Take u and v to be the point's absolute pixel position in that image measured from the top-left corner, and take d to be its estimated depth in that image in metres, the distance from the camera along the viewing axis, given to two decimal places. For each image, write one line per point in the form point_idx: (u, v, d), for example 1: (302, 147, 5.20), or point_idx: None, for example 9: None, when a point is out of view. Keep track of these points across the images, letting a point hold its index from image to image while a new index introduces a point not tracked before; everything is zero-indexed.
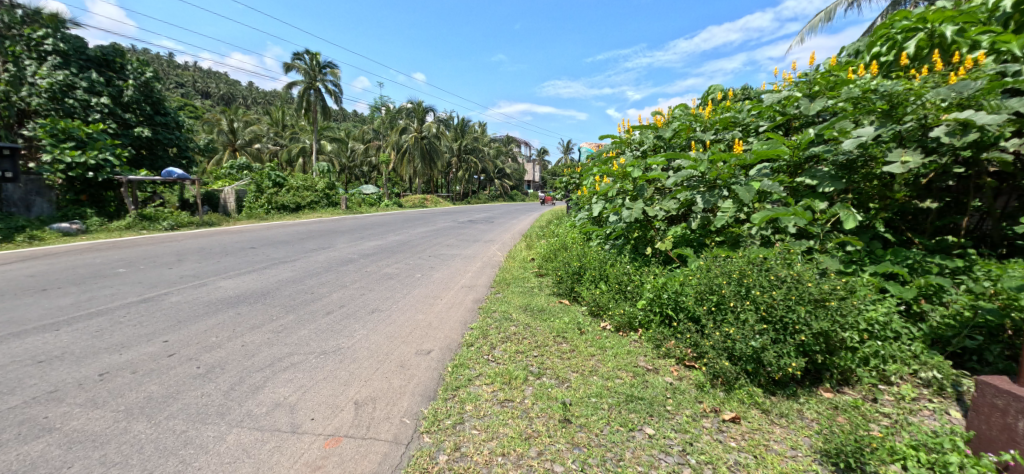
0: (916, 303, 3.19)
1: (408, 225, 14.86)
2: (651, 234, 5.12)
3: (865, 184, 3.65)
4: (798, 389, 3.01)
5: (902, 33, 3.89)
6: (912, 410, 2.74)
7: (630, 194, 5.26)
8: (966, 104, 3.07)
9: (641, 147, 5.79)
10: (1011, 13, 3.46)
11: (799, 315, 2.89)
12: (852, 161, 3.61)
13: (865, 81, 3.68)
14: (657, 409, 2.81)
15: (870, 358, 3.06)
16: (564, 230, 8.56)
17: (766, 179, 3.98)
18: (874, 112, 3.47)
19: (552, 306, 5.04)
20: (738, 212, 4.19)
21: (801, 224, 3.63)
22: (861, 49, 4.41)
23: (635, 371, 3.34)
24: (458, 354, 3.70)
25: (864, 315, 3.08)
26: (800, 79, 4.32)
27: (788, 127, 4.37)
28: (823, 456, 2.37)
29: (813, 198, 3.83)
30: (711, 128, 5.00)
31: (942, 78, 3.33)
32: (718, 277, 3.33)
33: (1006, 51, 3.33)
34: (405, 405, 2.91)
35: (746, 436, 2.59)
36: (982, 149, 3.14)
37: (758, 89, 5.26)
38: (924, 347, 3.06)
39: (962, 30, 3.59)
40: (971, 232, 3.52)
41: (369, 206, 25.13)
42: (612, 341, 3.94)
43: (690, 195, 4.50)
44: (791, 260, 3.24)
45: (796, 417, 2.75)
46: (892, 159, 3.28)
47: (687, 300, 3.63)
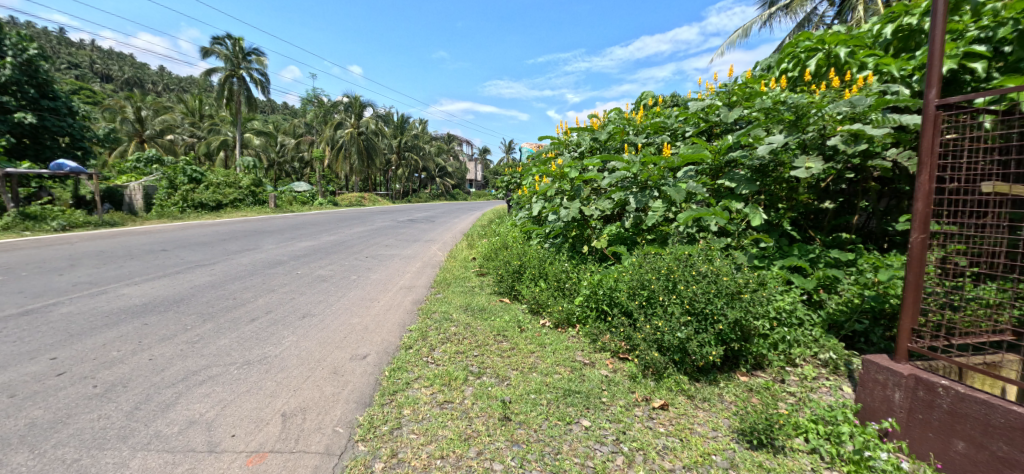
0: (816, 293, 3.60)
1: (344, 225, 14.17)
2: (588, 233, 5.34)
3: (775, 186, 4.02)
4: (718, 375, 3.26)
5: (805, 52, 4.34)
6: (813, 387, 3.06)
7: (567, 193, 5.42)
8: (857, 118, 3.46)
9: (578, 149, 6.00)
10: (890, 40, 3.96)
11: (717, 306, 3.12)
12: (765, 165, 3.95)
13: (774, 93, 4.05)
14: (594, 401, 2.92)
15: (778, 343, 3.39)
16: (506, 229, 8.59)
17: (691, 181, 4.29)
18: (783, 121, 3.81)
19: (492, 306, 5.06)
20: (667, 212, 4.51)
21: (721, 223, 3.96)
22: (772, 65, 4.86)
23: (572, 366, 3.44)
24: (395, 357, 3.60)
25: (773, 305, 3.41)
26: (721, 90, 4.69)
27: (710, 133, 4.75)
28: (739, 435, 2.56)
29: (731, 199, 4.15)
30: (643, 132, 5.29)
31: (837, 94, 3.74)
32: (648, 273, 3.51)
33: (886, 72, 3.80)
34: (338, 413, 2.79)
35: (673, 421, 2.75)
36: (869, 158, 3.58)
37: (686, 97, 5.65)
38: (823, 331, 3.44)
39: (853, 52, 4.07)
40: (861, 230, 4.03)
41: (301, 204, 23.82)
42: (551, 338, 4.03)
43: (623, 196, 4.71)
44: (711, 256, 3.50)
45: (717, 401, 2.97)
46: (798, 164, 3.64)
47: (620, 295, 3.79)
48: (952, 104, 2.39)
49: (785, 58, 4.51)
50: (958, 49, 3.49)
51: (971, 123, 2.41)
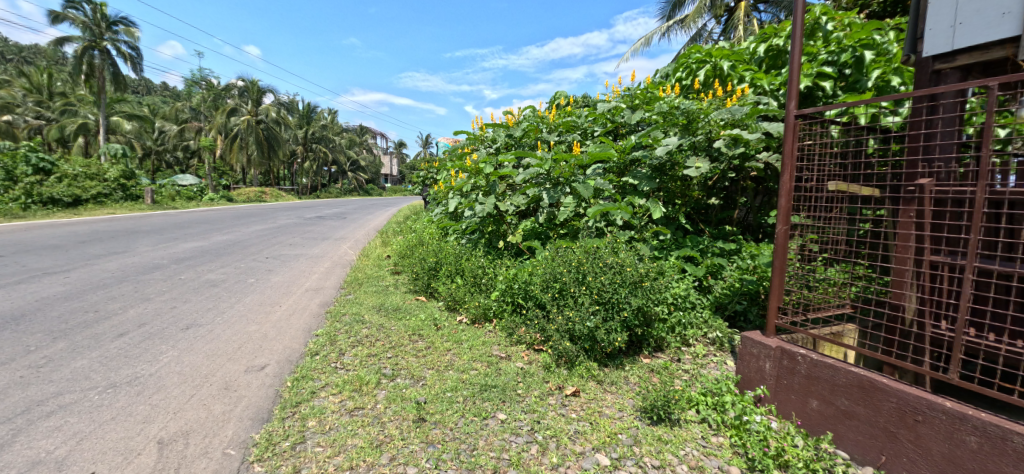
0: (705, 279, 4.00)
1: (239, 223, 12.83)
2: (503, 228, 5.41)
3: (672, 184, 4.40)
4: (624, 359, 3.49)
5: (696, 63, 4.81)
6: (703, 364, 3.41)
7: (482, 189, 5.43)
8: (737, 123, 3.89)
9: (493, 145, 6.04)
10: (763, 57, 4.51)
11: (622, 295, 3.34)
12: (663, 164, 4.29)
13: (670, 99, 4.41)
14: (509, 394, 2.97)
15: (675, 326, 3.71)
16: (422, 226, 8.40)
17: (599, 178, 4.54)
18: (677, 125, 4.18)
19: (407, 305, 4.92)
20: (577, 207, 4.70)
21: (625, 217, 4.23)
22: (669, 73, 5.30)
23: (489, 361, 3.47)
24: (299, 365, 3.35)
25: (671, 291, 3.74)
26: (626, 93, 5.01)
27: (616, 133, 5.06)
28: (641, 413, 2.77)
29: (634, 196, 4.46)
30: (555, 130, 5.47)
31: (721, 103, 4.19)
32: (560, 266, 3.65)
33: (760, 86, 4.32)
34: (230, 433, 2.53)
35: (584, 406, 2.89)
36: (747, 160, 4.03)
37: (595, 98, 5.96)
38: (711, 313, 3.85)
39: (733, 66, 4.59)
40: (741, 223, 4.59)
41: (187, 199, 21.15)
42: (467, 334, 4.02)
43: (537, 192, 4.84)
44: (617, 249, 3.72)
45: (623, 383, 3.18)
46: (689, 164, 4.01)
47: (534, 289, 3.89)
48: (806, 115, 2.80)
49: (679, 67, 4.96)
50: (813, 69, 4.10)
51: (819, 131, 2.85)
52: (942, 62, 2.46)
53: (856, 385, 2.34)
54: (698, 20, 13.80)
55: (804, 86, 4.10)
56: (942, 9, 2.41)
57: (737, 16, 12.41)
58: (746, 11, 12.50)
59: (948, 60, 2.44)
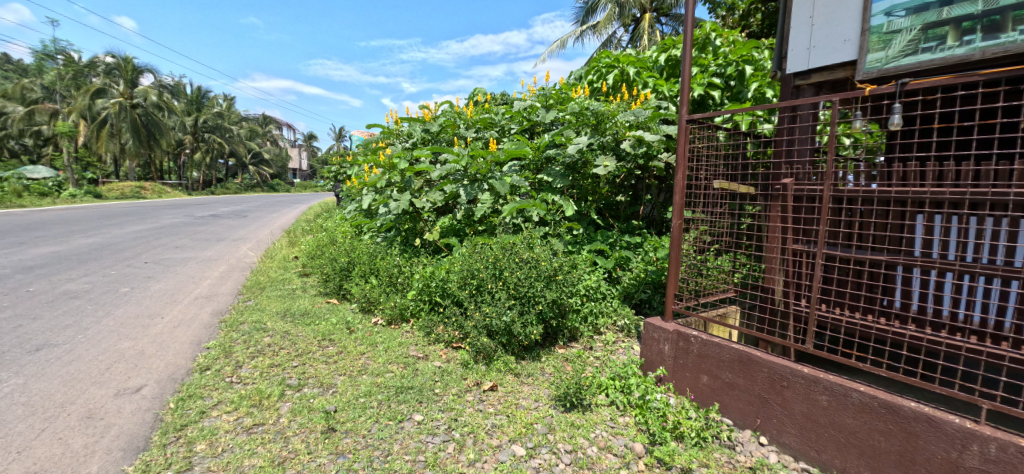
0: (614, 271, 4.27)
1: (110, 224, 11.12)
2: (420, 225, 5.30)
3: (584, 181, 4.61)
4: (540, 351, 3.61)
5: (606, 68, 5.09)
6: (612, 350, 3.63)
7: (397, 185, 5.24)
8: (640, 125, 4.19)
9: (409, 139, 5.87)
10: (663, 66, 4.91)
11: (537, 289, 3.43)
12: (575, 162, 4.49)
13: (581, 100, 4.62)
14: (426, 394, 2.92)
15: (587, 316, 3.91)
16: (334, 224, 7.93)
17: (515, 175, 4.62)
18: (588, 125, 4.36)
19: (317, 308, 4.63)
20: (494, 204, 4.74)
21: (540, 213, 4.36)
22: (581, 75, 5.55)
23: (405, 362, 3.38)
24: (186, 383, 3.00)
25: (583, 283, 3.93)
26: (541, 93, 5.16)
27: (533, 132, 5.20)
28: (556, 401, 2.88)
29: (549, 192, 4.61)
30: (472, 126, 5.46)
31: (627, 105, 4.47)
32: (477, 263, 3.66)
33: (661, 92, 4.69)
34: (95, 469, 2.19)
35: (501, 400, 2.94)
36: (650, 160, 4.36)
37: (512, 97, 6.06)
38: (619, 301, 4.12)
39: (638, 72, 4.93)
40: (646, 217, 4.96)
41: (39, 196, 17.86)
42: (383, 336, 3.88)
43: (455, 188, 4.80)
44: (532, 244, 3.82)
45: (538, 374, 3.29)
46: (599, 162, 4.24)
47: (452, 286, 3.87)
48: (695, 119, 3.10)
49: (591, 70, 5.22)
50: (704, 79, 4.54)
51: (707, 135, 3.17)
52: (800, 79, 2.84)
53: (736, 360, 2.65)
54: (608, 27, 14.58)
55: (697, 94, 4.53)
56: (800, 33, 2.80)
57: (642, 26, 13.31)
58: (650, 22, 13.46)
59: (805, 77, 2.84)
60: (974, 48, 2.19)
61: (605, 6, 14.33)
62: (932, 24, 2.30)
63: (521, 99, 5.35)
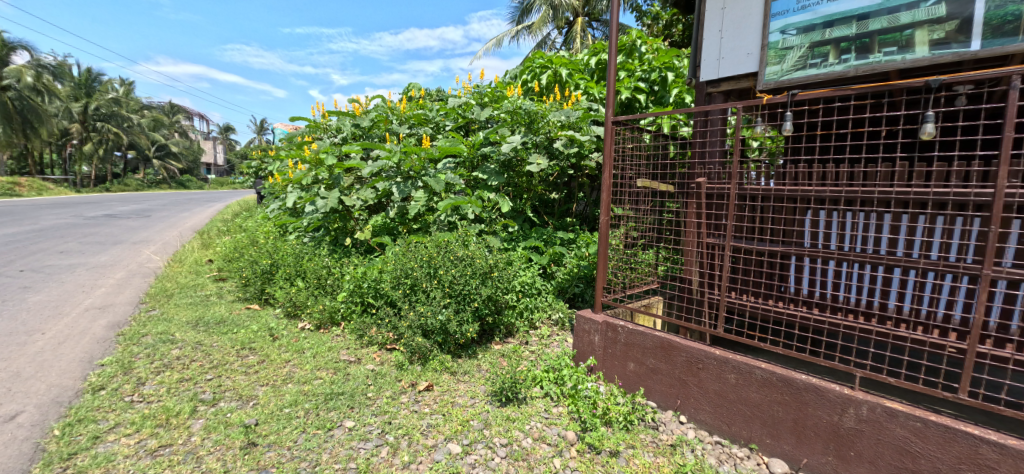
0: (549, 266, 4.39)
1: None
2: (351, 224, 5.10)
3: (518, 179, 4.68)
4: (477, 348, 3.62)
5: (539, 68, 5.20)
6: (547, 343, 3.74)
7: (324, 182, 4.99)
8: (572, 126, 4.33)
9: (338, 134, 5.62)
10: (594, 69, 5.11)
11: (473, 287, 3.44)
12: (509, 160, 4.54)
13: (515, 99, 4.68)
14: (358, 399, 2.83)
15: (523, 312, 3.99)
16: (254, 224, 7.38)
17: (449, 172, 4.59)
18: (522, 123, 4.43)
19: (236, 315, 4.30)
20: (429, 201, 4.67)
21: (475, 211, 4.37)
22: (516, 75, 5.62)
23: (335, 367, 3.25)
24: (75, 406, 2.66)
25: (518, 280, 3.99)
26: (475, 91, 5.17)
27: (467, 129, 5.19)
28: (492, 397, 2.92)
29: (483, 190, 4.62)
30: (405, 122, 5.33)
31: (559, 105, 4.59)
32: (411, 262, 3.59)
33: (591, 94, 4.88)
34: None
35: (437, 399, 2.92)
36: (582, 159, 4.53)
37: (447, 93, 6.00)
38: (554, 296, 4.24)
39: (570, 74, 5.09)
40: (579, 214, 5.14)
41: None
42: (311, 341, 3.69)
43: (387, 186, 4.67)
44: (467, 242, 3.82)
45: (475, 371, 3.30)
46: (532, 161, 4.32)
47: (385, 287, 3.77)
48: (621, 121, 3.28)
49: (525, 70, 5.31)
50: (630, 83, 4.79)
51: (631, 136, 3.36)
52: (711, 86, 3.09)
53: (658, 346, 2.84)
54: (542, 29, 14.86)
55: (624, 97, 4.77)
56: (711, 44, 3.05)
57: (575, 30, 13.73)
58: (581, 26, 13.90)
59: (716, 85, 3.10)
60: (850, 65, 2.50)
61: (540, 7, 14.61)
62: (817, 43, 2.60)
63: (456, 96, 5.32)
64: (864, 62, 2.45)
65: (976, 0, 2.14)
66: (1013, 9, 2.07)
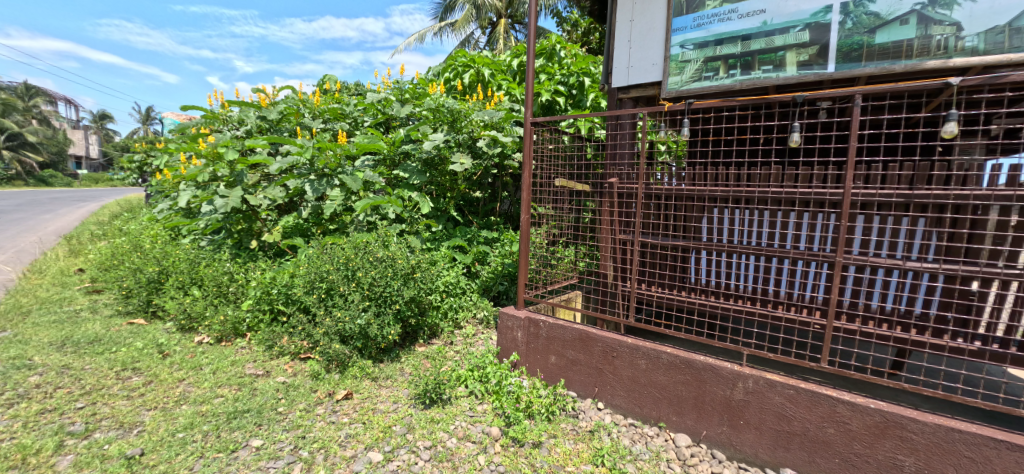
0: (473, 266, 4.40)
1: None
2: (257, 226, 4.70)
3: (441, 178, 4.62)
4: (399, 351, 3.53)
5: (462, 67, 5.19)
6: (472, 341, 3.74)
7: (224, 180, 4.55)
8: (495, 126, 4.37)
9: (241, 127, 5.15)
10: (516, 70, 5.20)
11: (394, 288, 3.34)
12: (432, 159, 4.48)
13: (437, 96, 4.62)
14: (267, 415, 2.63)
15: (447, 312, 3.95)
16: (138, 227, 6.52)
17: (368, 170, 4.40)
18: (445, 122, 4.39)
19: (116, 331, 3.78)
20: (345, 201, 4.45)
21: (396, 210, 4.25)
22: (438, 72, 5.55)
23: (240, 383, 2.98)
24: None
25: (442, 279, 3.95)
26: (396, 86, 5.03)
27: (387, 126, 5.03)
28: (415, 400, 2.87)
29: (404, 189, 4.51)
30: (319, 117, 5.03)
31: (483, 104, 4.60)
32: (326, 265, 3.39)
33: (514, 95, 4.97)
34: None
35: (357, 407, 2.80)
36: (505, 159, 4.59)
37: (365, 88, 5.77)
38: (478, 295, 4.26)
39: (493, 74, 5.13)
40: (504, 213, 5.21)
41: None
42: (211, 356, 3.35)
43: (299, 184, 4.38)
44: (388, 242, 3.69)
45: (397, 375, 3.21)
46: (455, 160, 4.29)
47: (296, 292, 3.53)
48: (539, 123, 3.38)
49: (447, 68, 5.27)
50: (550, 86, 4.94)
51: (549, 137, 3.48)
52: (622, 92, 3.30)
53: (577, 338, 2.98)
54: (465, 27, 14.74)
55: (545, 99, 4.92)
56: (621, 53, 3.25)
57: (498, 30, 13.82)
58: (505, 27, 14.01)
59: (625, 92, 3.32)
60: (736, 80, 2.80)
61: (463, 5, 14.53)
62: (710, 58, 2.88)
63: (375, 91, 5.14)
64: (747, 77, 2.76)
65: (831, 29, 2.50)
66: (857, 39, 2.45)
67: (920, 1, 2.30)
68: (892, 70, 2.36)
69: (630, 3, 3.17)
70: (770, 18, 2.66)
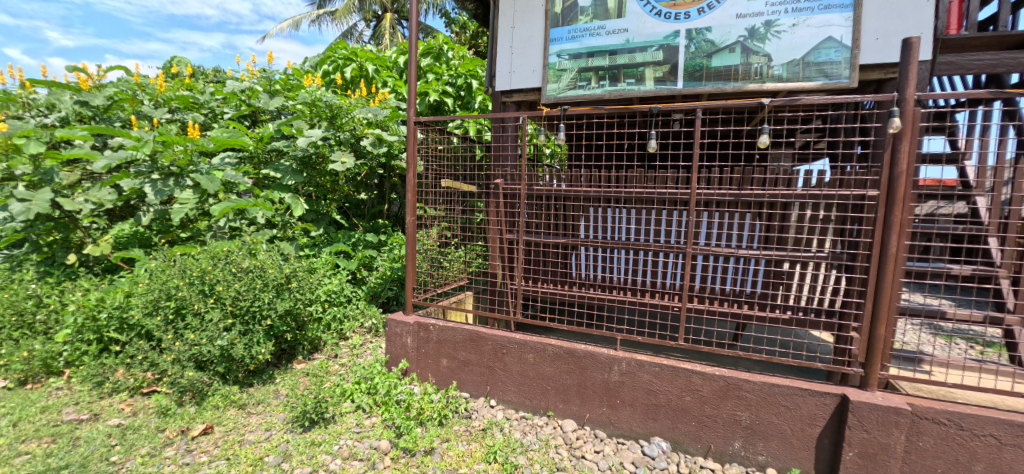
0: (359, 272, 4.16)
1: None
2: (77, 236, 3.86)
3: (320, 179, 4.27)
4: (273, 371, 3.19)
5: (343, 60, 4.86)
6: (360, 352, 3.53)
7: (24, 180, 3.65)
8: (380, 124, 4.16)
9: (50, 113, 4.17)
10: (403, 68, 5.03)
11: (264, 302, 2.99)
12: (308, 156, 4.11)
13: (313, 89, 4.25)
14: (95, 468, 2.18)
15: (330, 323, 3.67)
16: None
17: (228, 169, 3.89)
18: (323, 118, 4.07)
19: None
20: (200, 205, 3.86)
21: (265, 214, 3.82)
22: (316, 63, 5.13)
23: (55, 433, 2.43)
24: None
25: (323, 288, 3.65)
26: (263, 75, 4.52)
27: (254, 119, 4.50)
28: (293, 423, 2.62)
29: (274, 190, 4.07)
30: (163, 105, 4.30)
31: (366, 100, 4.36)
32: (175, 280, 2.91)
33: (401, 93, 4.80)
34: None
35: (219, 442, 2.47)
36: (392, 159, 4.41)
37: (226, 75, 5.09)
38: (366, 302, 4.05)
39: (378, 70, 4.89)
40: (391, 215, 5.01)
41: None
42: (11, 403, 2.67)
43: (137, 184, 3.63)
44: (255, 251, 3.30)
45: (271, 398, 2.90)
46: (335, 159, 3.98)
47: (135, 315, 2.97)
48: (424, 122, 3.32)
49: (326, 59, 4.89)
50: (438, 86, 4.87)
51: (435, 137, 3.43)
52: (505, 96, 3.39)
53: (467, 339, 2.99)
54: (347, 17, 13.85)
55: (433, 99, 4.84)
56: (503, 59, 3.34)
57: (383, 25, 13.22)
58: (391, 22, 13.46)
59: (508, 95, 3.42)
60: (606, 90, 3.05)
61: None
62: (583, 69, 3.10)
63: (238, 79, 4.57)
64: (614, 88, 3.02)
65: (679, 51, 2.86)
66: (698, 62, 2.83)
67: (743, 33, 2.73)
68: (724, 89, 2.78)
69: (511, 11, 3.28)
70: (632, 37, 2.96)
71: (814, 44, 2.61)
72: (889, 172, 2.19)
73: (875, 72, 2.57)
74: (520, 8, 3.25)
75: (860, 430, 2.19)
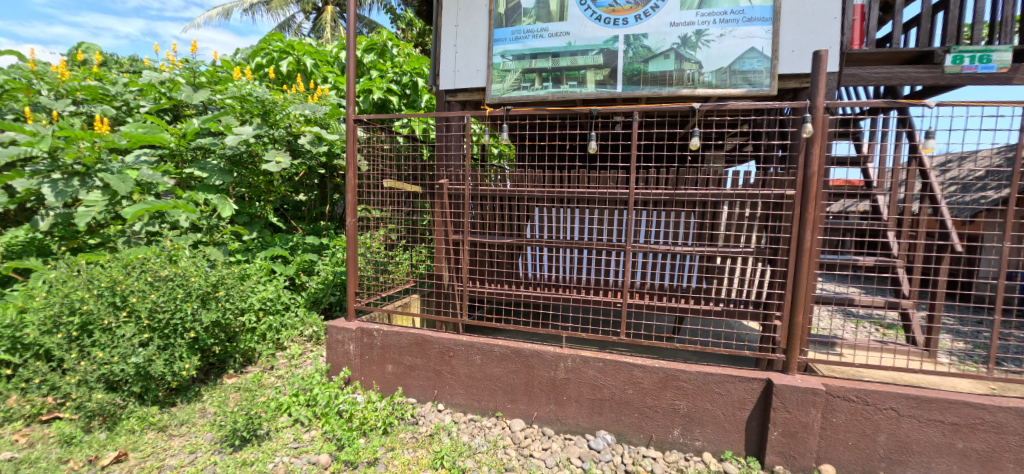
0: (297, 277, 3.95)
1: None
2: None
3: (253, 178, 4.00)
4: (200, 388, 2.95)
5: (278, 53, 4.59)
6: (299, 362, 3.35)
7: None
8: (320, 121, 3.95)
9: None
10: (343, 63, 4.84)
11: (186, 313, 2.73)
12: (238, 155, 3.84)
13: (245, 82, 3.92)
14: None
15: (265, 333, 3.45)
16: None
17: (144, 168, 3.56)
18: (254, 114, 3.81)
19: None
20: (111, 208, 3.47)
21: (189, 217, 3.52)
22: (248, 54, 4.81)
23: None
24: None
25: (258, 296, 3.42)
26: (186, 66, 4.17)
27: (175, 114, 4.15)
28: (222, 443, 2.45)
29: (200, 191, 3.72)
30: (65, 96, 3.84)
31: (305, 96, 4.12)
32: (80, 292, 2.62)
33: (341, 89, 4.61)
34: None
35: (134, 470, 2.26)
36: (333, 158, 4.22)
37: (142, 64, 4.62)
38: (305, 309, 3.85)
39: (317, 65, 4.67)
40: (332, 217, 4.80)
41: None
42: None
43: (32, 185, 3.23)
44: (176, 257, 3.03)
45: (197, 418, 2.69)
46: (269, 158, 3.75)
47: (31, 333, 2.65)
48: (364, 121, 3.20)
49: (258, 52, 4.60)
50: (382, 84, 4.73)
51: (376, 136, 3.32)
52: (449, 96, 3.35)
53: (413, 343, 2.93)
54: (284, 8, 13.12)
55: (376, 97, 4.70)
56: (446, 57, 3.30)
57: (324, 18, 12.63)
58: (332, 16, 12.92)
59: (452, 95, 3.38)
60: (549, 91, 3.09)
61: None
62: (526, 70, 3.12)
63: (157, 70, 4.19)
64: (557, 90, 3.07)
65: (617, 56, 2.95)
66: (636, 66, 2.94)
67: (676, 41, 2.87)
68: (660, 94, 2.91)
69: (454, 10, 3.25)
70: (573, 40, 3.02)
71: (739, 54, 2.79)
72: (804, 173, 2.38)
73: (791, 81, 2.79)
74: (464, 7, 3.22)
75: (783, 411, 2.37)
